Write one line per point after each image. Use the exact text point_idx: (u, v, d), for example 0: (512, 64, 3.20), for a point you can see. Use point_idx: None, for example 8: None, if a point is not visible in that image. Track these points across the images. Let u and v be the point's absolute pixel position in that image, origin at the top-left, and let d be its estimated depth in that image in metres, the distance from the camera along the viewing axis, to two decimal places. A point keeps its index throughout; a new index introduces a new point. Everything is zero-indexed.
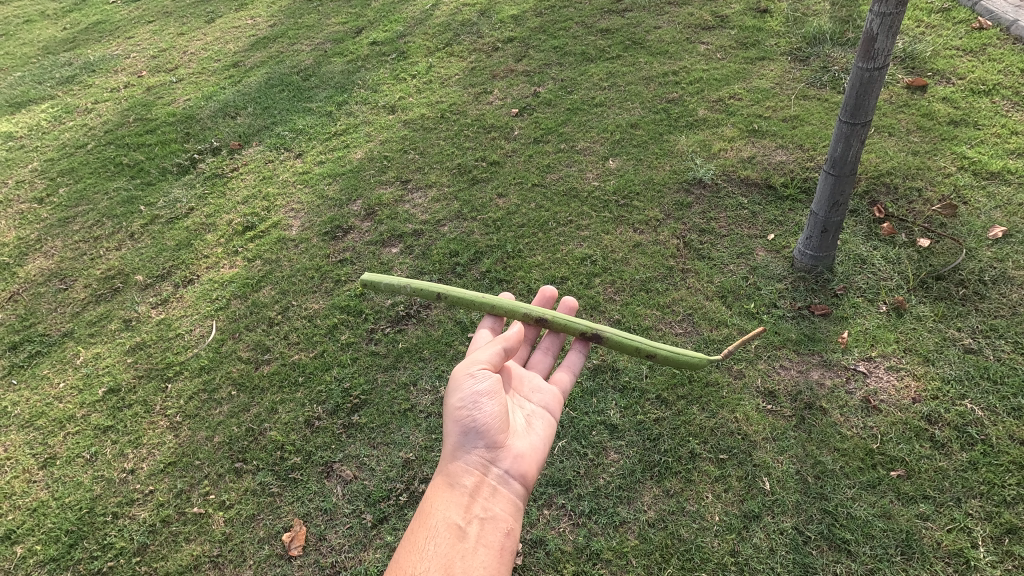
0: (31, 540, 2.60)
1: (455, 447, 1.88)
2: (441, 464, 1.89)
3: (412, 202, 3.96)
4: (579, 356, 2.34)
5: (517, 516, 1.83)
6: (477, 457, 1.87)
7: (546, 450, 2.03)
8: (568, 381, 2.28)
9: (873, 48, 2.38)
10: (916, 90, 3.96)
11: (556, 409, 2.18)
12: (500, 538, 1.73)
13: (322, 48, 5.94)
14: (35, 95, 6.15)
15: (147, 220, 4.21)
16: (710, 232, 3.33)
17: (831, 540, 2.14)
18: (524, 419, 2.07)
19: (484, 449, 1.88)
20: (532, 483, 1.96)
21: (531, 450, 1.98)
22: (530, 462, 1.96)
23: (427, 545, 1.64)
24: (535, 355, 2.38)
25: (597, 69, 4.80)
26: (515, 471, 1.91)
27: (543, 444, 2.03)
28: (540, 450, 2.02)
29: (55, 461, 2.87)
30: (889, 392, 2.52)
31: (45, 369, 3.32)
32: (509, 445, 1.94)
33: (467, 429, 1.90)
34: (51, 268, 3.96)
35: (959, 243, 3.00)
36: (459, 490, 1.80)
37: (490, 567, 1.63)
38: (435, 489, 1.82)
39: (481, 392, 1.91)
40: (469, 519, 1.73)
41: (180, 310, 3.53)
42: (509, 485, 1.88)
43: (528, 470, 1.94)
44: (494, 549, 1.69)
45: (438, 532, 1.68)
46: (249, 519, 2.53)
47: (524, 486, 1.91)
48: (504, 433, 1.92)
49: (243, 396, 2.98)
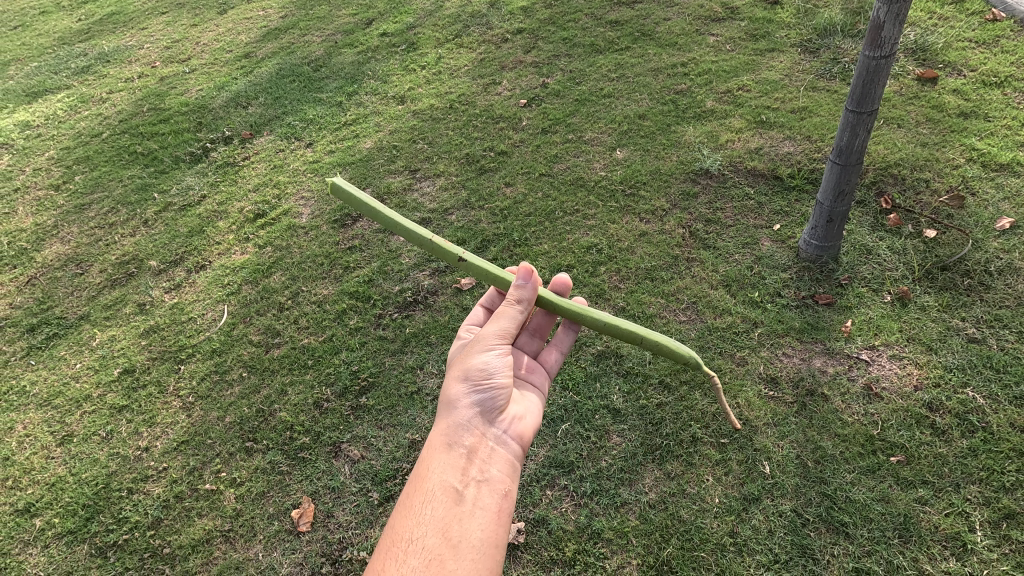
0: (48, 513, 2.68)
1: (452, 410, 1.86)
2: (436, 427, 1.85)
3: (420, 191, 4.00)
4: (566, 337, 2.37)
5: (513, 478, 1.82)
6: (475, 420, 1.86)
7: (538, 418, 2.06)
8: (555, 361, 2.34)
9: (880, 36, 2.38)
10: (927, 81, 3.94)
11: (544, 385, 2.24)
12: (497, 499, 1.71)
13: (332, 39, 5.99)
14: (51, 85, 6.25)
15: (161, 207, 4.29)
16: (715, 222, 3.34)
17: (829, 523, 2.17)
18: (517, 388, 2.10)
19: (481, 413, 1.88)
20: (526, 447, 1.99)
21: (524, 416, 2.01)
22: (523, 429, 1.97)
23: (423, 509, 1.60)
24: (522, 337, 2.35)
25: (606, 60, 4.81)
26: (509, 436, 1.92)
27: (535, 412, 2.06)
28: (532, 417, 2.05)
29: (72, 438, 2.95)
30: (891, 380, 2.54)
31: (62, 351, 3.41)
32: (505, 412, 1.96)
33: (466, 394, 1.89)
34: (68, 254, 4.05)
35: (966, 234, 3.00)
36: (456, 453, 1.77)
37: (487, 530, 1.61)
38: (430, 452, 1.78)
39: (491, 363, 1.94)
40: (467, 482, 1.70)
41: (193, 295, 3.60)
42: (504, 448, 1.87)
43: (522, 435, 1.96)
44: (491, 510, 1.67)
45: (435, 495, 1.65)
46: (260, 496, 2.60)
47: (518, 450, 1.92)
48: (501, 400, 1.93)
49: (254, 377, 3.05)
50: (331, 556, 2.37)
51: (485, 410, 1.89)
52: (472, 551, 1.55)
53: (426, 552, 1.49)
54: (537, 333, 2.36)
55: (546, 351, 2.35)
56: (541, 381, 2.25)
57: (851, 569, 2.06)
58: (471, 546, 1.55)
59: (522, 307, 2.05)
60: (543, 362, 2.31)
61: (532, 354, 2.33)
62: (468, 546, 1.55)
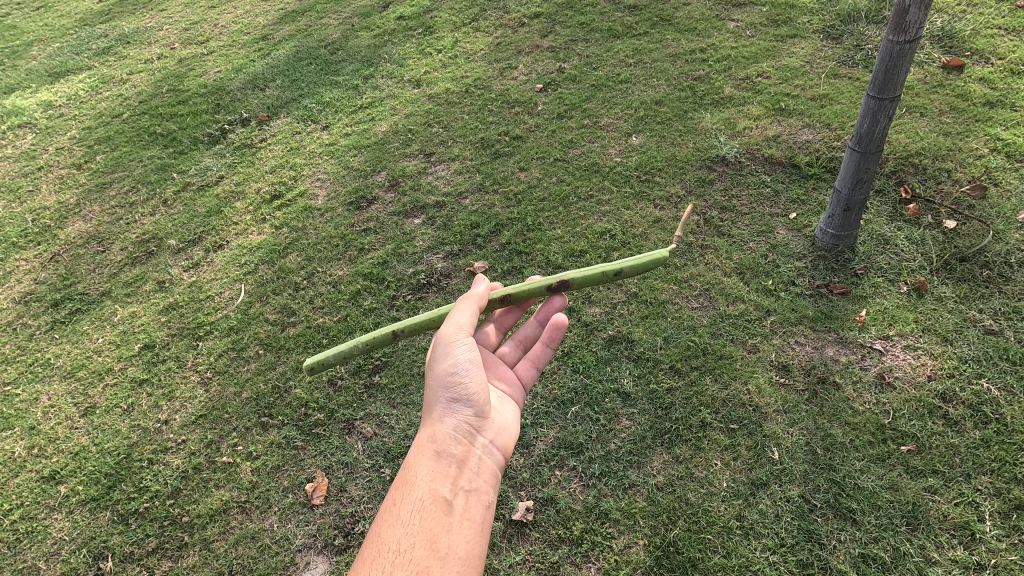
0: (72, 481, 2.77)
1: (439, 418, 1.86)
2: (421, 435, 1.84)
3: (435, 174, 4.02)
4: (547, 352, 2.33)
5: (496, 489, 1.83)
6: (462, 429, 1.87)
7: (516, 429, 2.08)
8: (532, 375, 2.32)
9: (905, 20, 2.36)
10: (953, 69, 3.86)
11: (519, 399, 2.25)
12: (482, 511, 1.71)
13: (349, 22, 5.99)
14: (74, 65, 6.33)
15: (180, 187, 4.35)
16: (731, 210, 3.32)
17: (837, 509, 2.18)
18: (496, 397, 2.14)
19: (466, 423, 1.89)
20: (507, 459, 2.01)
21: (505, 427, 2.03)
22: (505, 440, 2.00)
23: (411, 518, 1.58)
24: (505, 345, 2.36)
25: (624, 45, 4.75)
26: (493, 448, 1.94)
27: (515, 425, 2.09)
28: (513, 427, 2.09)
29: (94, 410, 3.04)
30: (904, 370, 2.53)
31: (85, 326, 3.49)
32: (488, 421, 1.98)
33: (454, 401, 1.89)
34: (90, 232, 4.13)
35: (986, 226, 2.95)
36: (445, 461, 1.76)
37: (473, 542, 1.61)
38: (415, 458, 1.76)
39: (470, 365, 1.93)
40: (455, 492, 1.70)
41: (211, 273, 3.66)
42: (487, 459, 1.89)
43: (504, 445, 1.98)
44: (476, 521, 1.67)
45: (423, 504, 1.63)
46: (275, 469, 2.66)
47: (500, 461, 1.94)
48: (487, 408, 1.95)
49: (270, 355, 3.11)
50: (344, 529, 2.43)
51: (469, 420, 1.90)
52: (459, 562, 1.53)
53: (414, 563, 1.47)
54: (520, 345, 2.37)
55: (524, 363, 2.33)
56: (516, 395, 2.25)
57: (857, 554, 2.07)
58: (457, 558, 1.54)
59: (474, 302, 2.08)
60: (518, 375, 2.29)
61: (511, 364, 2.33)
62: (455, 558, 1.54)
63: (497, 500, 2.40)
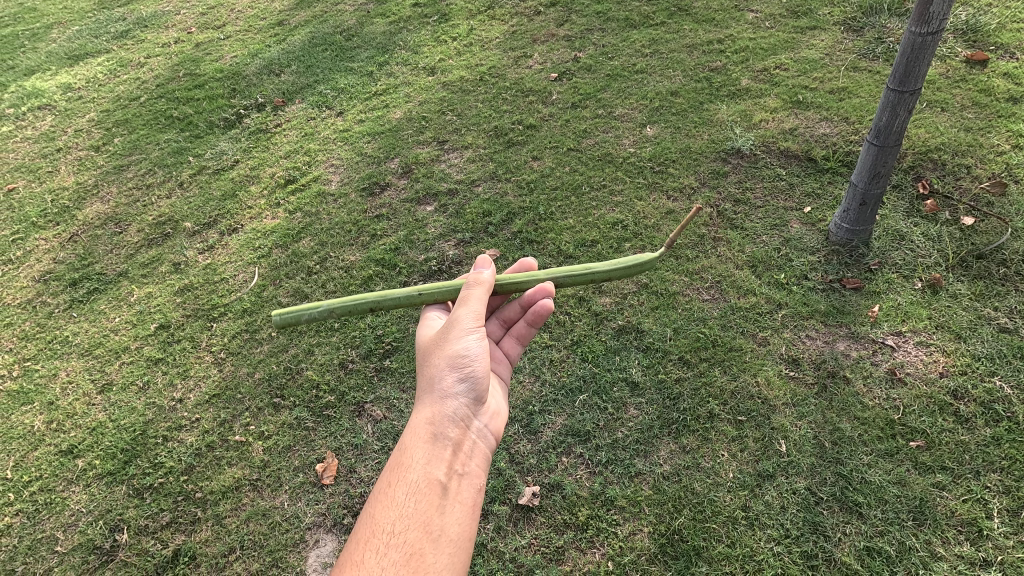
0: (89, 455, 2.84)
1: (438, 401, 1.85)
2: (417, 415, 1.84)
3: (448, 162, 4.02)
4: (531, 331, 2.29)
5: (487, 472, 1.86)
6: (458, 412, 1.87)
7: (508, 413, 2.11)
8: (516, 351, 2.32)
9: (929, 11, 2.32)
10: (975, 64, 3.79)
11: (507, 376, 2.28)
12: (473, 494, 1.73)
13: (365, 8, 5.99)
14: (92, 48, 6.38)
15: (195, 170, 4.40)
16: (744, 203, 3.30)
17: (843, 502, 2.19)
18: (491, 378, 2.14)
19: (462, 407, 1.90)
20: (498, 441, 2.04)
21: (497, 412, 2.05)
22: (498, 424, 2.02)
23: (406, 501, 1.59)
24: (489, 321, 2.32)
25: (640, 35, 4.71)
26: (486, 431, 1.96)
27: (506, 409, 2.12)
28: (504, 411, 2.10)
29: (111, 387, 3.11)
30: (915, 366, 2.52)
31: (102, 304, 3.55)
32: (483, 405, 1.99)
33: (452, 385, 1.90)
34: (107, 213, 4.19)
35: (1005, 223, 2.91)
36: (441, 445, 1.77)
37: (464, 524, 1.63)
38: (411, 441, 1.76)
39: (475, 350, 1.93)
40: (449, 476, 1.71)
41: (225, 256, 3.70)
42: (480, 442, 1.91)
43: (496, 430, 2.00)
44: (469, 503, 1.69)
45: (418, 486, 1.64)
46: (286, 449, 2.71)
47: (492, 445, 1.96)
48: (484, 392, 1.96)
49: (282, 337, 3.15)
50: (353, 509, 2.47)
51: (466, 404, 1.91)
52: (450, 545, 1.57)
53: (407, 545, 1.49)
54: (505, 323, 2.31)
55: (509, 340, 2.31)
56: (504, 373, 2.27)
57: (862, 547, 2.08)
58: (449, 539, 1.57)
59: (484, 290, 2.02)
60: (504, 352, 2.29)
61: (495, 340, 2.30)
62: (447, 540, 1.57)
63: (504, 484, 2.42)
